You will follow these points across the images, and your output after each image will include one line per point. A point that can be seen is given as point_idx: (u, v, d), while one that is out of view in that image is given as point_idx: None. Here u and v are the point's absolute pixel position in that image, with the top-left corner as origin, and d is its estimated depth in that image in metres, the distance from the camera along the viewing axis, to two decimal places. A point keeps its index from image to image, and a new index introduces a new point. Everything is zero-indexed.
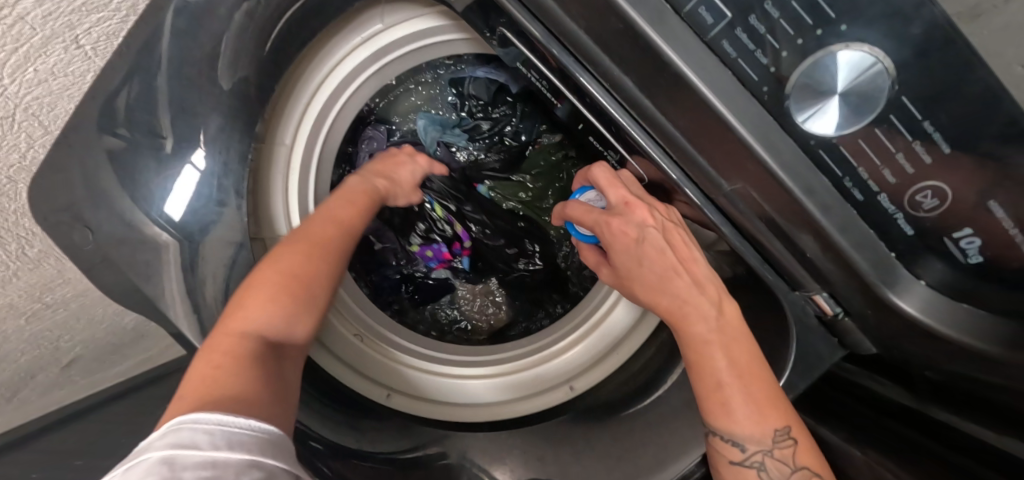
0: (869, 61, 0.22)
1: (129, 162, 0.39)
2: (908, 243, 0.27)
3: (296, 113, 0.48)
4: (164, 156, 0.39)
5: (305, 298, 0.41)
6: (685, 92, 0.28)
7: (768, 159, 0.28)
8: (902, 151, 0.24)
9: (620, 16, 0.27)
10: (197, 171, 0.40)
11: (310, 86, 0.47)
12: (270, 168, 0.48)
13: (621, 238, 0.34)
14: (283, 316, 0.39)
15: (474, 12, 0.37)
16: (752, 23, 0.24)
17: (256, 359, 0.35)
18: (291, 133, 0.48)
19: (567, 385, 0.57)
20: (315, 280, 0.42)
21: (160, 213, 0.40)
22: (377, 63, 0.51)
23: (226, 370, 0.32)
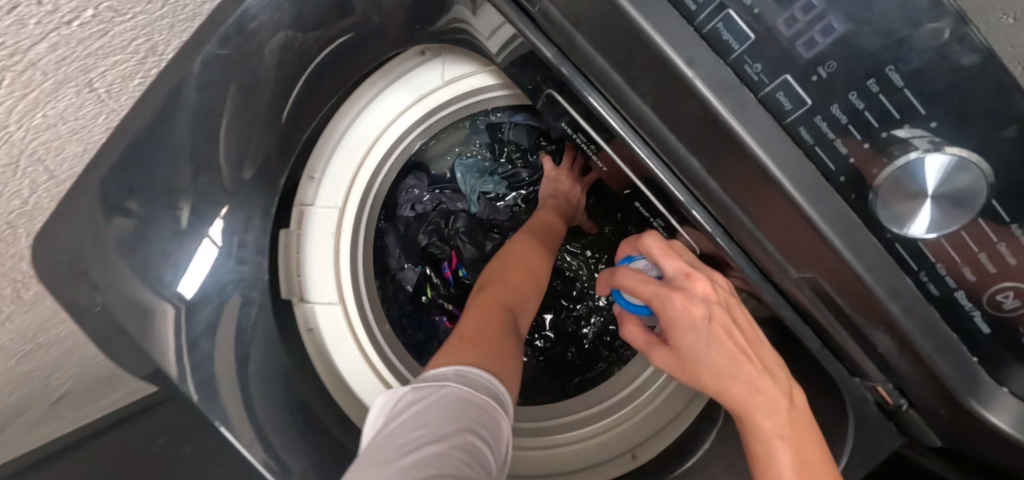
0: (962, 164, 0.20)
1: (142, 236, 0.34)
2: (993, 348, 0.26)
3: (344, 172, 0.49)
4: (182, 230, 0.36)
5: (529, 281, 0.55)
6: (761, 179, 0.27)
7: (851, 258, 0.26)
8: (985, 251, 0.23)
9: (699, 101, 0.25)
10: (216, 245, 0.38)
11: (356, 140, 0.48)
12: (312, 229, 0.48)
13: (685, 314, 0.32)
14: (518, 298, 0.53)
15: (515, 62, 0.37)
16: (834, 112, 0.23)
17: (497, 340, 0.46)
18: (342, 192, 0.49)
19: (630, 453, 0.54)
20: (538, 270, 0.56)
21: (173, 292, 0.36)
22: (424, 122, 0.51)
23: (479, 347, 0.44)
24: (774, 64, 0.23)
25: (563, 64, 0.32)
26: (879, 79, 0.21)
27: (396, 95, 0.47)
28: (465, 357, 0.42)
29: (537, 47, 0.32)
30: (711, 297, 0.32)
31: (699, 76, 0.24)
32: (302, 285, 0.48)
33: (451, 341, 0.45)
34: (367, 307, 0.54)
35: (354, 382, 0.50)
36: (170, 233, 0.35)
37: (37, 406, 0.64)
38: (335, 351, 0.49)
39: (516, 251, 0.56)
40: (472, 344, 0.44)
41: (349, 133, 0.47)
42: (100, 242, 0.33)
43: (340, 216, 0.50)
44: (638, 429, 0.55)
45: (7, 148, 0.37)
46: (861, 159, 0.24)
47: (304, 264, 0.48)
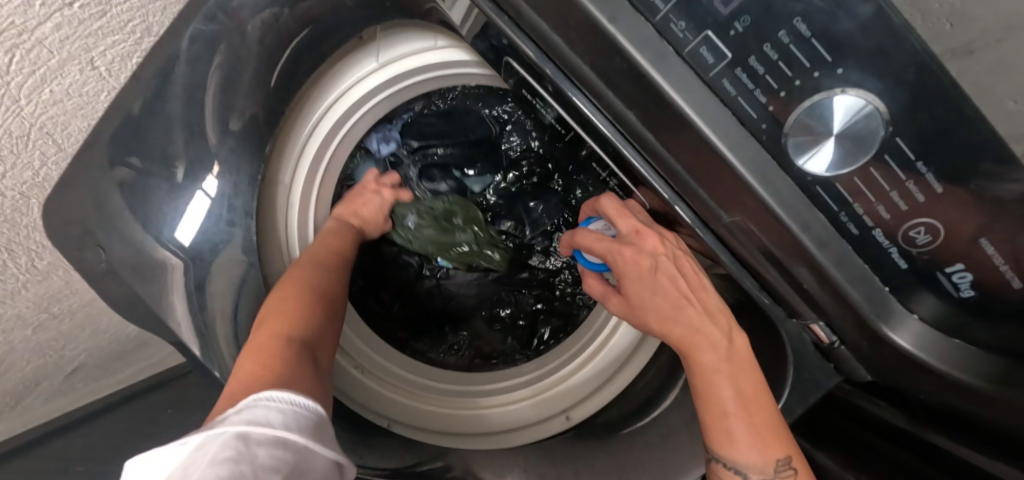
0: (865, 110, 0.23)
1: (141, 186, 0.40)
2: (902, 277, 0.28)
3: (298, 150, 0.49)
4: (177, 184, 0.40)
5: (314, 299, 0.43)
6: (687, 130, 0.29)
7: (766, 195, 0.29)
8: (897, 190, 0.25)
9: (626, 57, 0.28)
10: (208, 198, 0.41)
11: (321, 106, 0.48)
12: (272, 205, 0.49)
13: (634, 266, 0.35)
14: (303, 324, 0.41)
15: (478, 37, 0.38)
16: (752, 64, 0.25)
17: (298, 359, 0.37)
18: (293, 169, 0.49)
19: (563, 414, 0.60)
20: (321, 288, 0.45)
21: (171, 238, 0.41)
22: (393, 87, 0.51)
23: (269, 370, 0.34)
24: (694, 19, 0.25)
25: (510, 27, 0.33)
26: (789, 30, 0.23)
27: (361, 69, 0.47)
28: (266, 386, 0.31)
29: (491, 17, 0.33)
30: (660, 250, 0.35)
31: (622, 32, 0.27)
32: (271, 256, 0.50)
33: (242, 365, 0.35)
34: None
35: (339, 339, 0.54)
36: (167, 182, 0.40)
37: (54, 375, 0.70)
38: None
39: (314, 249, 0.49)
40: (260, 376, 0.33)
41: (313, 102, 0.47)
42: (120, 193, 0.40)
43: (290, 191, 0.51)
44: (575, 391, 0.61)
45: (18, 122, 0.41)
46: (778, 109, 0.26)
47: (269, 237, 0.49)
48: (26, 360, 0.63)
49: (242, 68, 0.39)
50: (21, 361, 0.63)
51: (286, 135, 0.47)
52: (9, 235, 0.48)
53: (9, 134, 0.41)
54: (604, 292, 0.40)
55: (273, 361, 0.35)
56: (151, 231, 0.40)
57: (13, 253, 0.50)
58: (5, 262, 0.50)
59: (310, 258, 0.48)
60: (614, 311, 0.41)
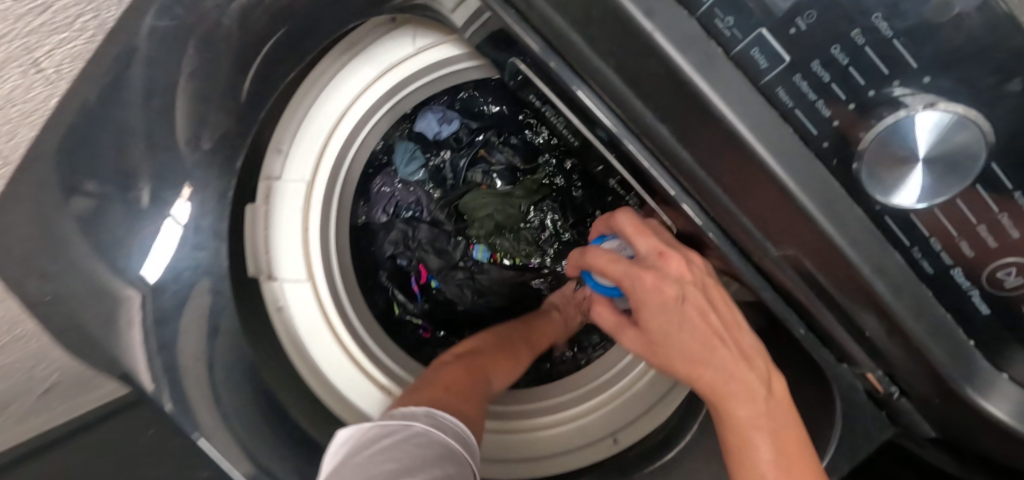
0: (960, 123, 0.18)
1: (98, 210, 0.34)
2: (991, 330, 0.23)
3: (313, 147, 0.45)
4: (141, 210, 0.35)
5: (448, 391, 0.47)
6: (733, 148, 0.24)
7: (831, 231, 0.24)
8: (984, 223, 0.20)
9: (662, 60, 0.23)
10: (179, 225, 0.36)
11: (322, 120, 0.45)
12: (282, 206, 0.46)
13: (656, 296, 0.29)
14: (444, 402, 0.46)
15: (486, 40, 0.33)
16: (815, 69, 0.20)
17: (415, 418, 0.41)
18: (310, 166, 0.46)
19: (610, 438, 0.53)
20: (467, 384, 0.50)
21: (134, 274, 0.35)
22: (392, 99, 0.48)
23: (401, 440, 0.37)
24: (750, 15, 0.20)
25: (524, 30, 0.29)
26: (866, 30, 0.18)
27: (362, 71, 0.44)
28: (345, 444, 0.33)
29: (504, 20, 0.29)
30: (686, 278, 0.29)
31: (660, 29, 0.22)
32: (270, 262, 0.46)
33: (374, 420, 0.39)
34: (338, 283, 0.52)
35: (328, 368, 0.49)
36: (130, 210, 0.35)
37: (24, 397, 0.65)
38: (306, 341, 0.48)
39: (454, 375, 0.51)
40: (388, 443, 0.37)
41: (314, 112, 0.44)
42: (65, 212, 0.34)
43: (309, 190, 0.47)
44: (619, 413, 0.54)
45: None
46: (846, 122, 0.21)
47: (271, 239, 0.46)
48: None
49: (207, 69, 0.33)
50: None
51: (300, 127, 0.44)
52: None
53: None
54: (616, 323, 0.33)
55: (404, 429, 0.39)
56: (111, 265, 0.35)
57: None
58: None
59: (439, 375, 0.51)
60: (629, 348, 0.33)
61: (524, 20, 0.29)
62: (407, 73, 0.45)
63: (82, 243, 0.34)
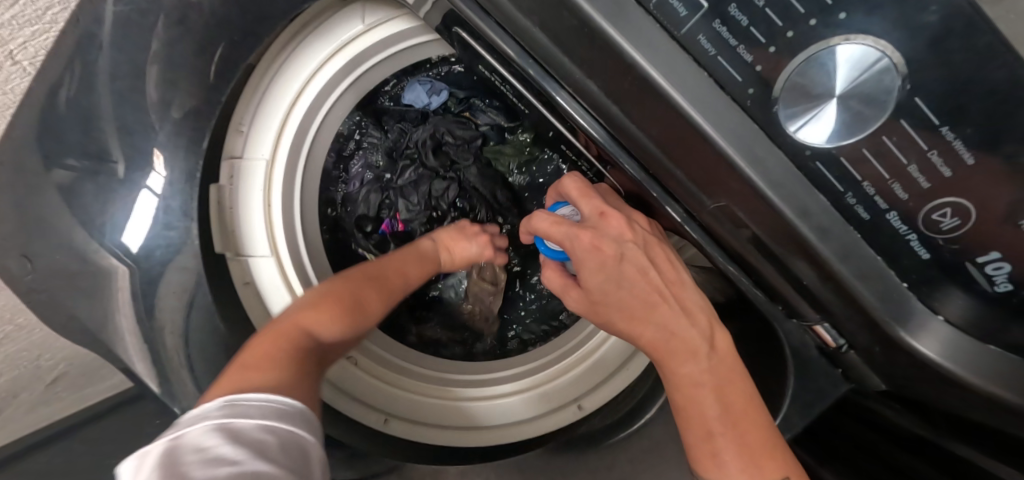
0: (869, 55, 0.18)
1: (77, 189, 0.37)
2: (924, 270, 0.23)
3: (275, 121, 0.45)
4: (116, 183, 0.37)
5: (346, 313, 0.42)
6: (654, 96, 0.24)
7: (753, 175, 0.24)
8: (915, 162, 0.20)
9: (573, 11, 0.23)
10: (155, 196, 0.38)
11: (277, 106, 0.44)
12: (248, 183, 0.45)
13: (593, 254, 0.30)
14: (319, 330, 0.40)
15: (439, 20, 0.34)
16: (733, 13, 0.20)
17: (287, 360, 0.35)
18: (271, 143, 0.45)
19: (575, 404, 0.55)
20: (371, 310, 0.45)
21: (117, 243, 0.38)
22: (351, 75, 0.48)
23: (268, 365, 0.33)
24: None
25: (469, 6, 0.29)
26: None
27: (316, 47, 0.43)
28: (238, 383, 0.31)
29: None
30: (626, 238, 0.30)
31: None
32: (232, 239, 0.46)
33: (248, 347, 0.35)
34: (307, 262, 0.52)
35: None
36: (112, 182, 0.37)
37: (34, 385, 0.68)
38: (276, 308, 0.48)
39: (368, 292, 0.45)
40: (256, 365, 0.33)
41: (263, 101, 0.43)
42: (56, 194, 0.37)
43: (272, 168, 0.46)
44: (582, 381, 0.57)
45: None
46: (766, 66, 0.21)
47: (238, 217, 0.45)
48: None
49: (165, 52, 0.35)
50: None
51: (267, 102, 0.44)
52: None
53: None
54: (562, 286, 0.34)
55: (284, 351, 0.35)
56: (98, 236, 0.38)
57: None
58: None
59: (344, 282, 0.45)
60: (575, 309, 0.34)
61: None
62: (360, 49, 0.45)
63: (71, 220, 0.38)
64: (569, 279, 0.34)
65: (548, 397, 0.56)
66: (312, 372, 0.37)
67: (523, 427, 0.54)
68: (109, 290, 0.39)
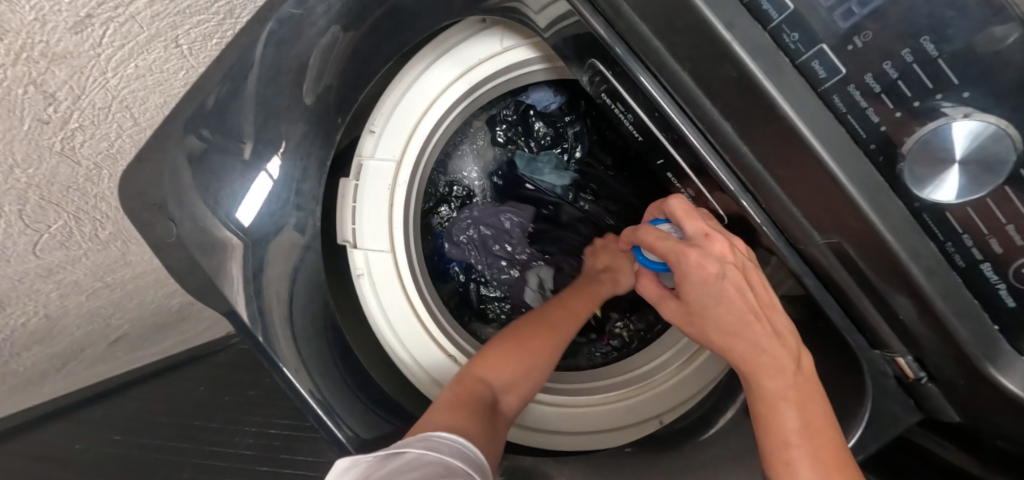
0: (992, 133, 0.22)
1: (214, 164, 0.40)
2: (1014, 315, 0.27)
3: (405, 129, 0.51)
4: (247, 161, 0.41)
5: (535, 363, 0.53)
6: (793, 143, 0.28)
7: (876, 219, 0.27)
8: (1013, 224, 0.24)
9: (737, 66, 0.27)
10: (271, 179, 0.42)
11: (404, 124, 0.51)
12: (371, 184, 0.51)
13: (697, 271, 0.33)
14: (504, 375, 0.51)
15: (568, 39, 0.37)
16: (867, 81, 0.25)
17: (479, 408, 0.47)
18: (399, 147, 0.51)
19: (657, 418, 0.59)
20: (545, 349, 0.54)
21: (233, 217, 0.42)
22: (468, 96, 0.53)
23: (460, 411, 0.45)
24: (810, 34, 0.25)
25: (615, 41, 0.33)
26: (913, 50, 0.22)
27: (444, 69, 0.49)
28: (447, 420, 0.43)
29: (591, 26, 0.33)
30: (727, 258, 0.33)
31: (736, 40, 0.27)
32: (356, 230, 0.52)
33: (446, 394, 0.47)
34: (414, 261, 0.57)
35: (398, 327, 0.54)
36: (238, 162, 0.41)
37: (99, 343, 0.70)
38: (387, 303, 0.54)
39: (540, 325, 0.56)
40: (449, 409, 0.45)
41: (388, 119, 0.50)
42: (188, 166, 0.39)
43: (397, 169, 0.52)
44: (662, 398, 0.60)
45: (103, 94, 0.41)
46: (893, 127, 0.25)
47: (358, 214, 0.51)
48: (76, 327, 0.64)
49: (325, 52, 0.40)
50: (71, 328, 0.63)
51: (400, 117, 0.50)
52: (79, 203, 0.49)
53: (92, 106, 0.42)
54: (659, 297, 0.39)
55: (468, 401, 0.46)
56: (216, 209, 0.41)
57: (81, 221, 0.51)
58: (74, 230, 0.51)
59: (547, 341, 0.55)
60: (666, 318, 0.39)
61: (611, 27, 0.33)
62: (484, 73, 0.50)
63: (195, 192, 0.39)
64: (667, 291, 0.39)
65: (630, 410, 0.60)
66: (490, 417, 0.47)
67: (608, 437, 0.58)
68: (225, 260, 0.42)
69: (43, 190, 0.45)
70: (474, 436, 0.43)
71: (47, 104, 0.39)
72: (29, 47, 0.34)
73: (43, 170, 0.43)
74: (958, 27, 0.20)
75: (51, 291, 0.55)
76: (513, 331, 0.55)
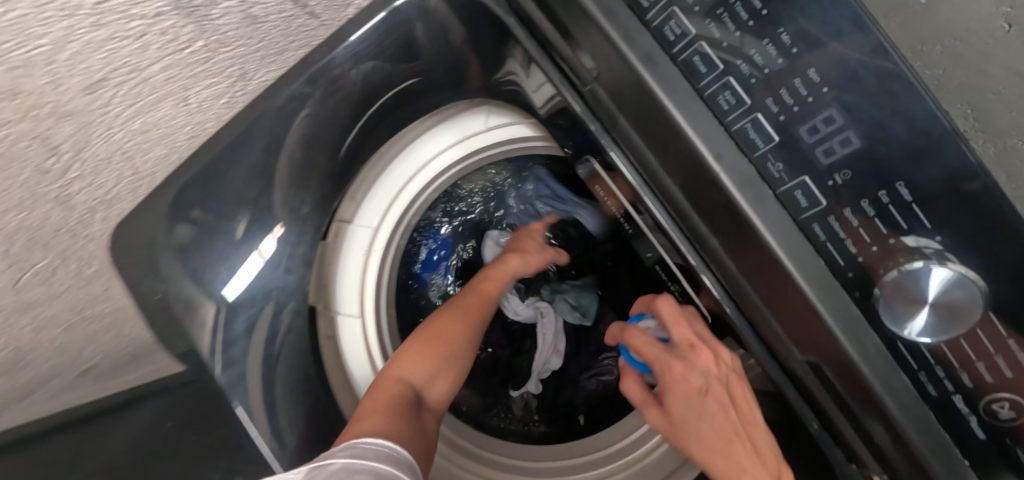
0: (965, 286, 0.22)
1: (204, 246, 0.40)
2: (986, 454, 0.27)
3: (387, 195, 0.52)
4: (238, 241, 0.42)
5: (443, 363, 0.55)
6: (774, 271, 0.30)
7: (850, 349, 0.28)
8: (983, 362, 0.23)
9: (725, 195, 0.30)
10: (262, 257, 0.44)
11: (392, 185, 0.52)
12: (352, 248, 0.52)
13: (681, 383, 0.35)
14: (421, 371, 0.54)
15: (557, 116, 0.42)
16: (846, 214, 0.26)
17: (399, 409, 0.48)
18: (379, 214, 0.53)
19: None
20: (454, 341, 0.56)
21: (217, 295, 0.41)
22: (465, 163, 0.56)
23: (375, 409, 0.47)
24: (796, 165, 0.27)
25: (610, 144, 0.37)
26: (890, 192, 0.23)
27: (442, 136, 0.52)
28: (365, 427, 0.44)
29: (562, 94, 0.38)
30: (713, 373, 0.34)
31: (725, 171, 0.29)
32: (328, 295, 0.52)
33: (367, 399, 0.49)
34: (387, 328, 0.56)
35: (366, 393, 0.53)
36: (228, 242, 0.41)
37: None
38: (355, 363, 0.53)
39: (421, 338, 0.55)
40: (369, 411, 0.47)
41: (371, 192, 0.51)
42: (177, 255, 0.39)
43: (375, 235, 0.53)
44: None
45: (106, 146, 0.42)
46: (869, 261, 0.26)
47: (334, 276, 0.52)
48: None
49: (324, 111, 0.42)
50: None
51: (388, 179, 0.52)
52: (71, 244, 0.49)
53: (94, 157, 0.42)
54: (644, 400, 0.40)
55: (386, 402, 0.48)
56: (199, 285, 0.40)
57: (66, 261, 0.51)
58: (58, 269, 0.51)
59: (419, 353, 0.53)
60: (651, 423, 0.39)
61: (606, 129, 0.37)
62: (479, 143, 0.54)
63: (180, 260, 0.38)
64: (651, 395, 0.40)
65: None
66: (410, 416, 0.49)
67: None
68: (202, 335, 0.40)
69: None
70: (397, 436, 0.45)
71: (49, 156, 0.39)
72: (38, 106, 0.35)
73: (35, 215, 0.43)
74: (931, 183, 0.21)
75: (25, 326, 0.52)
76: (435, 325, 0.57)
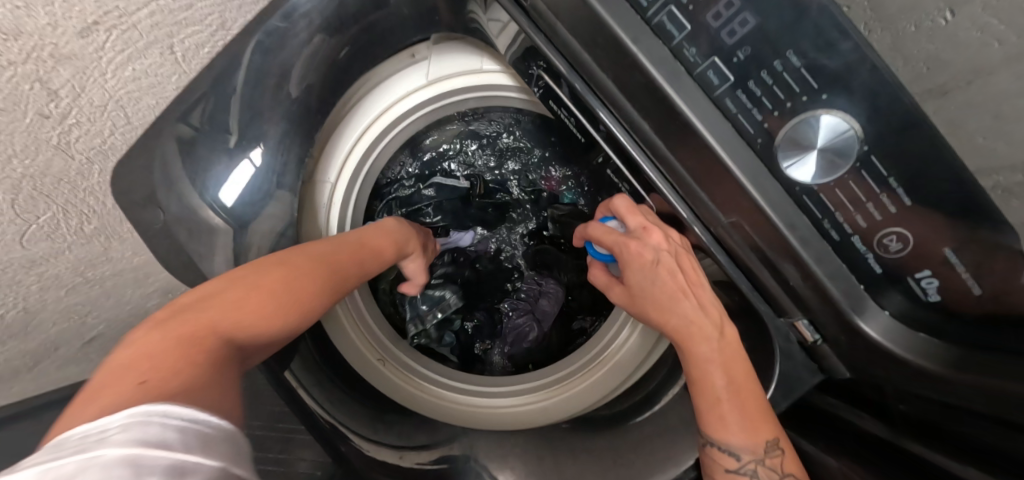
0: (838, 131, 0.28)
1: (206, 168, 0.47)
2: (875, 276, 0.33)
3: (346, 149, 0.58)
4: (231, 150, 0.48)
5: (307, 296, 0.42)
6: (690, 137, 0.35)
7: (757, 195, 0.34)
8: (871, 202, 0.30)
9: (644, 73, 0.35)
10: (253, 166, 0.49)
11: (355, 135, 0.58)
12: (316, 199, 0.58)
13: (637, 260, 0.41)
14: (267, 313, 0.38)
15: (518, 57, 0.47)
16: (752, 87, 0.31)
17: (221, 350, 0.32)
18: (338, 170, 0.59)
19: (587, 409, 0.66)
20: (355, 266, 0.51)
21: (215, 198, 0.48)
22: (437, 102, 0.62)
23: (180, 348, 0.29)
24: (703, 46, 0.31)
25: (554, 54, 0.41)
26: (783, 61, 0.29)
27: (409, 79, 0.57)
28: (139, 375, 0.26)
29: (517, 18, 0.41)
30: (663, 246, 0.40)
31: (642, 52, 0.34)
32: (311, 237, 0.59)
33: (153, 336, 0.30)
34: None
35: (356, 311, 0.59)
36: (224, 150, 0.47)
37: (74, 341, 0.69)
38: None
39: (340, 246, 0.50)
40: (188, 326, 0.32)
41: (333, 144, 0.57)
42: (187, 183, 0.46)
43: (335, 189, 0.60)
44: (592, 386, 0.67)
45: (99, 92, 0.45)
46: (773, 123, 0.31)
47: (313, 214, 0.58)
48: (53, 322, 0.64)
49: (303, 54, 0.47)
50: (49, 323, 0.63)
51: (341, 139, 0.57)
52: (71, 197, 0.53)
53: (90, 104, 0.46)
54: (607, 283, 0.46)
55: (212, 341, 0.32)
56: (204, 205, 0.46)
57: (68, 215, 0.54)
58: (58, 224, 0.54)
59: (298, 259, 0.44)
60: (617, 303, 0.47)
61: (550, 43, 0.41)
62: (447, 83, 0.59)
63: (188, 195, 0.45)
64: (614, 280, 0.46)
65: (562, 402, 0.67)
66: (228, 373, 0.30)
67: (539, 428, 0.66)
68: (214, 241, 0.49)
69: (35, 181, 0.49)
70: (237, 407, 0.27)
71: (50, 100, 0.43)
72: (39, 48, 0.40)
73: (39, 161, 0.47)
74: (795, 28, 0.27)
75: (31, 283, 0.58)
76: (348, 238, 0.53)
